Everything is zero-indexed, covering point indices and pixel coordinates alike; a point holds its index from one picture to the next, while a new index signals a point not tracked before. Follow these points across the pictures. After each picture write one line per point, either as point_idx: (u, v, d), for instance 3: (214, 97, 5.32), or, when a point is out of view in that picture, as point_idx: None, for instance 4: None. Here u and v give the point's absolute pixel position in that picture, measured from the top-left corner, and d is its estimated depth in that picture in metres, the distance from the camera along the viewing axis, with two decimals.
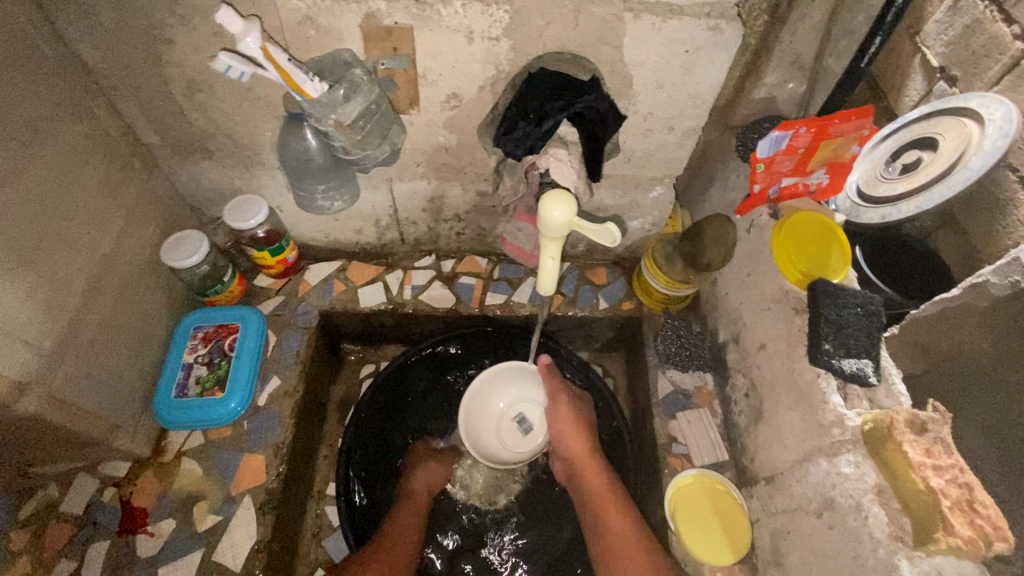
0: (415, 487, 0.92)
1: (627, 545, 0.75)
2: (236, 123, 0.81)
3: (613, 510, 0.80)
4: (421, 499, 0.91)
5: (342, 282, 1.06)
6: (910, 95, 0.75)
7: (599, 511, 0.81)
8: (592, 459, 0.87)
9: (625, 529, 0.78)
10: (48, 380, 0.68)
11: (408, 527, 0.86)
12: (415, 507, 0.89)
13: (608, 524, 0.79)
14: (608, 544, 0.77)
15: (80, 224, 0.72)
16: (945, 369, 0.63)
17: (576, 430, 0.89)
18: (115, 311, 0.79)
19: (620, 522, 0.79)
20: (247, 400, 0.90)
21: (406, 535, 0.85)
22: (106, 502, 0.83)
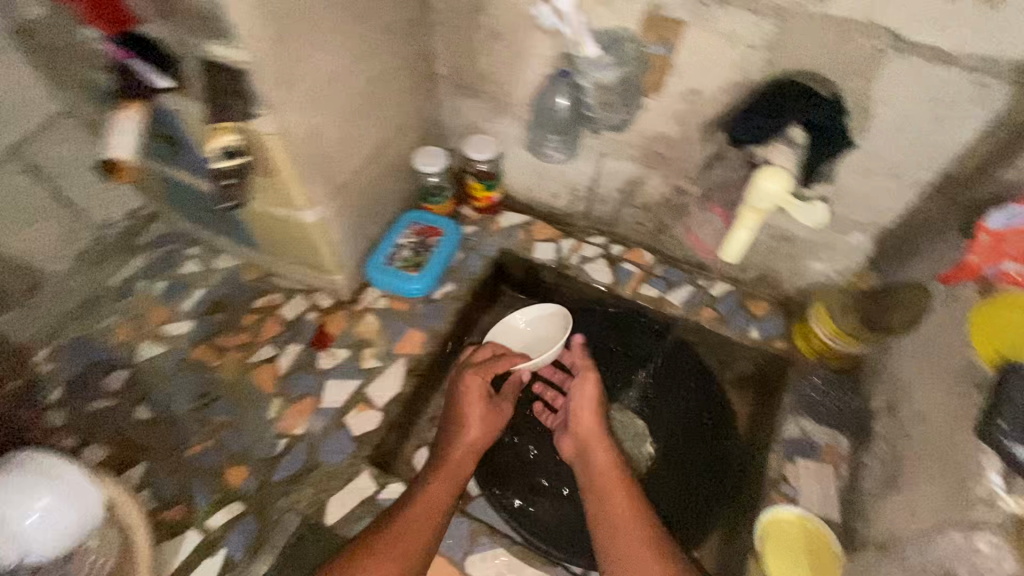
0: (455, 448, 0.89)
1: (639, 545, 0.76)
2: (506, 73, 1.00)
3: (618, 486, 0.84)
4: (463, 463, 0.88)
5: (525, 233, 1.21)
6: None
7: (602, 485, 0.84)
8: (602, 441, 0.90)
9: (632, 521, 0.79)
10: (331, 206, 0.94)
11: (441, 495, 0.82)
12: (448, 474, 0.85)
13: (619, 515, 0.80)
14: (611, 529, 0.79)
15: (381, 109, 0.96)
16: None
17: (597, 415, 0.93)
18: (373, 183, 1.03)
19: (622, 496, 0.82)
20: (426, 289, 1.10)
21: (438, 501, 0.81)
22: (308, 320, 1.08)
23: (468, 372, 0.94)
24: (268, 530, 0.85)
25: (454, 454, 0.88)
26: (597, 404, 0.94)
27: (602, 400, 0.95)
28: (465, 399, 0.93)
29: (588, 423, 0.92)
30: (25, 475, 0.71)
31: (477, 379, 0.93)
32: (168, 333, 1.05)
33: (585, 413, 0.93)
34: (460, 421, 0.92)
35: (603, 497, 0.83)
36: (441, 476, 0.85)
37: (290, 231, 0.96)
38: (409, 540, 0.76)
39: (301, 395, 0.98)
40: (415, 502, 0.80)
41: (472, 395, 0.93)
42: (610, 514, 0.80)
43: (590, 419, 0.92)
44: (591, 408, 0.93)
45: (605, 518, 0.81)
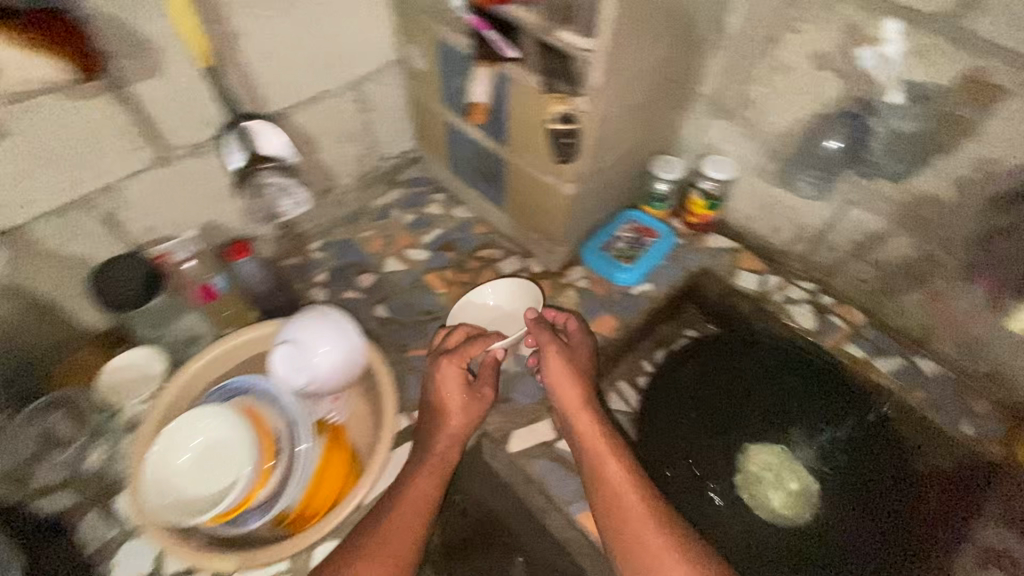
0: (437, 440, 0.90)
1: (634, 514, 0.79)
2: (776, 105, 1.04)
3: (609, 455, 0.86)
4: (452, 449, 0.91)
5: (731, 258, 1.24)
6: None
7: (595, 454, 0.86)
8: (586, 402, 0.91)
9: (632, 497, 0.81)
10: (585, 185, 1.03)
11: (426, 490, 0.86)
12: (437, 467, 0.89)
13: (619, 490, 0.82)
14: (606, 494, 0.83)
15: (651, 113, 1.05)
16: None
17: (569, 379, 0.92)
18: (618, 177, 1.12)
19: (616, 465, 0.84)
20: (633, 281, 1.18)
21: (425, 493, 0.86)
22: (518, 279, 1.20)
23: (442, 360, 0.94)
24: None
25: (434, 447, 0.90)
26: (568, 363, 0.93)
27: (566, 358, 0.93)
28: (443, 388, 0.93)
29: (565, 392, 0.91)
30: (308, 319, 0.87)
31: (452, 367, 0.93)
32: (408, 256, 1.26)
33: (557, 382, 0.92)
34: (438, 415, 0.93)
35: (600, 470, 0.85)
36: (433, 463, 0.89)
37: (542, 198, 1.07)
38: (405, 525, 0.82)
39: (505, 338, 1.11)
40: (407, 489, 0.85)
41: (445, 386, 0.93)
42: (605, 485, 0.83)
43: (566, 389, 0.91)
44: (561, 368, 0.92)
45: (601, 487, 0.83)
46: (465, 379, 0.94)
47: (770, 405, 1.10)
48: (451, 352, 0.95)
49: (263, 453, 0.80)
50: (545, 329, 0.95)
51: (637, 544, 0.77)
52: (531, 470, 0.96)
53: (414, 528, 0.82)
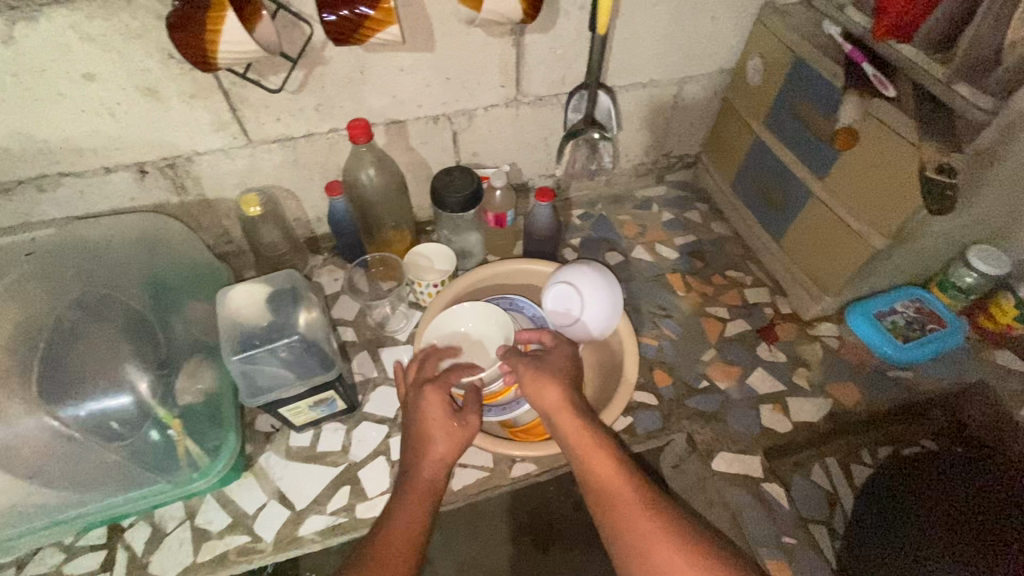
0: (421, 466, 0.79)
1: (630, 510, 0.69)
2: None
3: (594, 453, 0.76)
4: (438, 479, 0.79)
5: (1022, 385, 1.07)
6: None
7: (580, 460, 0.77)
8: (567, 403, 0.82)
9: (622, 496, 0.71)
10: (896, 246, 0.96)
11: (416, 513, 0.74)
12: (422, 492, 0.77)
13: (613, 493, 0.72)
14: (599, 496, 0.73)
15: (1004, 198, 0.95)
16: None
17: (546, 388, 0.83)
18: (928, 251, 1.03)
19: (601, 460, 0.75)
20: (901, 361, 1.08)
21: (419, 516, 0.74)
22: (763, 312, 1.17)
23: (424, 388, 0.84)
24: (669, 433, 1.01)
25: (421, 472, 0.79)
26: (541, 375, 0.84)
27: (536, 366, 0.85)
28: (425, 415, 0.82)
29: (545, 402, 0.83)
30: (475, 308, 1.01)
31: (436, 396, 0.83)
32: (657, 250, 1.30)
33: (539, 398, 0.83)
34: (414, 440, 0.81)
35: (588, 476, 0.75)
36: (419, 487, 0.77)
37: (839, 241, 1.01)
38: (399, 545, 0.70)
39: (734, 361, 1.10)
40: (395, 506, 0.75)
41: (429, 411, 0.82)
42: (596, 490, 0.74)
43: (547, 400, 0.83)
44: (533, 378, 0.84)
45: (594, 490, 0.74)
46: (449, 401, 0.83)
47: None
48: (437, 378, 0.86)
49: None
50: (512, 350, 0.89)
51: (643, 549, 0.67)
52: (730, 494, 0.96)
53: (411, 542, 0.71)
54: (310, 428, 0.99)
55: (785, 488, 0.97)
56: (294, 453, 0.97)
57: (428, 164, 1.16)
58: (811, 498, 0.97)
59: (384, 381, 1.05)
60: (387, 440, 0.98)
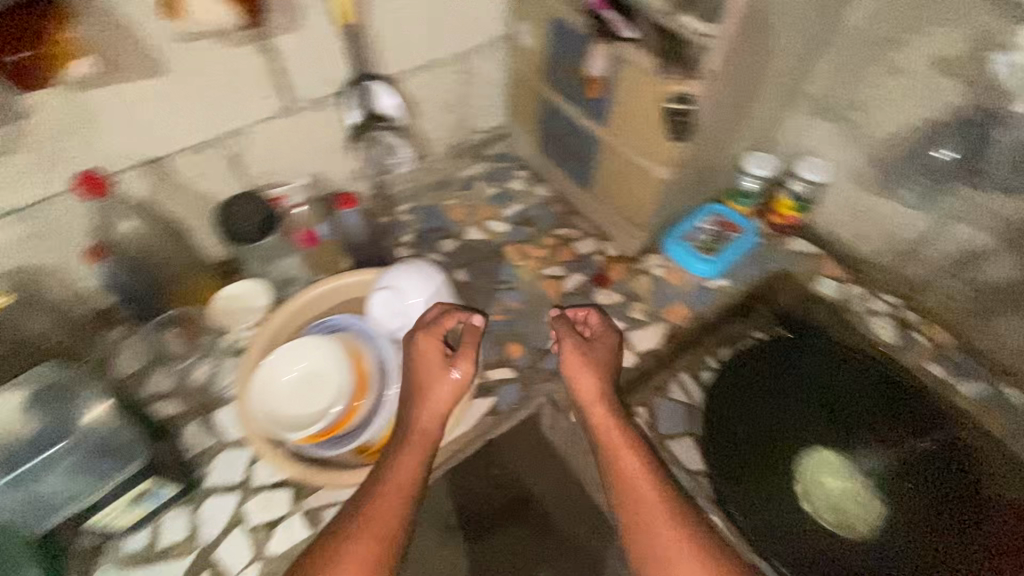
0: (416, 416, 0.81)
1: (659, 519, 0.78)
2: (888, 109, 1.01)
3: (627, 454, 0.83)
4: (434, 434, 0.81)
5: (814, 263, 1.21)
6: None
7: (613, 454, 0.84)
8: (605, 397, 0.88)
9: (652, 499, 0.80)
10: (678, 172, 1.04)
11: (408, 475, 0.77)
12: (418, 446, 0.79)
13: (647, 497, 0.80)
14: (621, 485, 0.82)
15: (754, 108, 1.05)
16: None
17: (586, 376, 0.89)
18: (709, 168, 1.13)
19: (633, 467, 0.82)
20: (710, 274, 1.19)
21: (408, 477, 0.77)
22: (596, 260, 1.24)
23: (417, 335, 0.84)
24: (531, 402, 1.04)
25: (418, 423, 0.81)
26: (591, 367, 0.89)
27: (584, 351, 0.91)
28: (420, 369, 0.83)
29: (587, 389, 0.89)
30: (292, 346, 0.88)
31: (431, 342, 0.84)
32: (489, 227, 1.30)
33: (575, 377, 0.89)
34: (412, 395, 0.82)
35: (619, 469, 0.83)
36: (416, 442, 0.80)
37: (634, 177, 1.09)
38: (391, 505, 0.74)
39: None
40: (389, 466, 0.78)
41: (422, 362, 0.83)
42: (622, 478, 0.82)
43: (588, 387, 0.89)
44: (577, 364, 0.90)
45: (617, 478, 0.82)
46: (447, 350, 0.84)
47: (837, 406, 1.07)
48: (426, 324, 0.85)
49: (356, 390, 0.87)
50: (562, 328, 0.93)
51: (661, 557, 0.77)
52: None
53: (403, 505, 0.75)
54: (145, 525, 0.87)
55: (650, 415, 1.07)
56: (131, 559, 0.85)
57: (214, 199, 1.04)
58: (674, 417, 1.06)
59: (223, 445, 0.95)
60: (240, 507, 0.89)
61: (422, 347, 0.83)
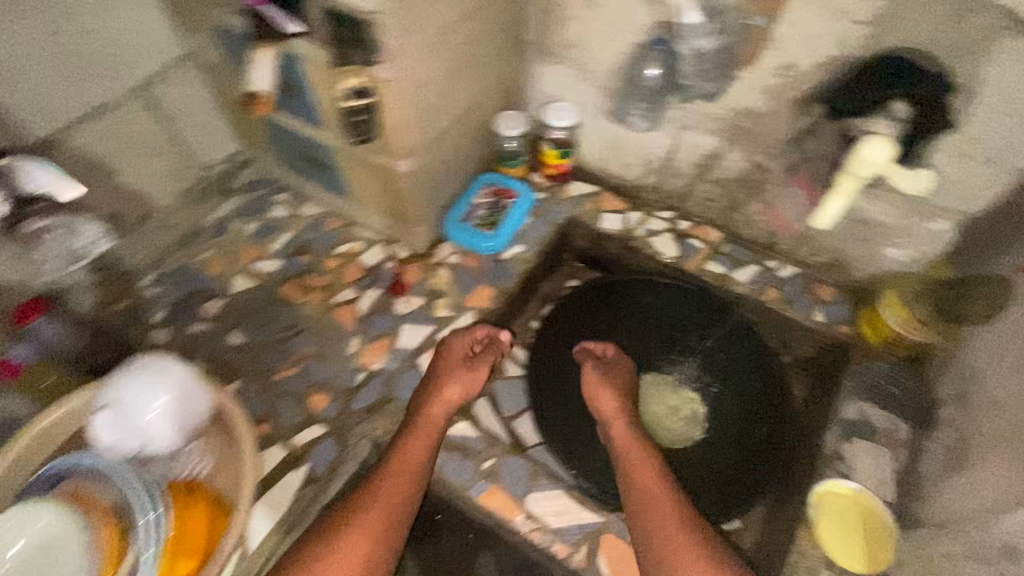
0: (432, 407, 0.90)
1: (671, 526, 0.78)
2: (598, 39, 1.02)
3: (653, 466, 0.85)
4: (439, 421, 0.89)
5: (594, 203, 1.24)
6: None
7: (635, 461, 0.87)
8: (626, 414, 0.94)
9: (669, 506, 0.80)
10: (418, 157, 0.96)
11: (416, 456, 0.84)
12: (427, 429, 0.87)
13: (664, 506, 0.80)
14: (635, 487, 0.84)
15: (475, 69, 1.00)
16: None
17: (608, 391, 0.96)
18: (458, 141, 1.07)
19: (658, 481, 0.83)
20: (499, 248, 1.14)
21: (416, 457, 0.84)
22: (386, 268, 1.14)
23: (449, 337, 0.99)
24: (348, 452, 0.92)
25: (431, 414, 0.89)
26: (613, 391, 0.96)
27: (602, 371, 0.99)
28: (444, 357, 0.97)
29: (607, 405, 0.95)
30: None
31: (458, 340, 0.98)
32: (258, 269, 1.14)
33: (597, 395, 0.97)
34: (433, 389, 0.92)
35: (641, 479, 0.84)
36: (424, 427, 0.88)
37: (382, 174, 1.00)
38: (394, 486, 0.81)
39: (378, 335, 1.05)
40: (402, 446, 0.85)
41: (450, 353, 0.97)
42: (638, 483, 0.84)
43: (608, 403, 0.95)
44: (595, 377, 0.98)
45: (630, 475, 0.85)
46: (467, 356, 0.98)
47: (644, 328, 1.15)
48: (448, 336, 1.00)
49: (105, 565, 0.69)
50: (582, 356, 1.05)
51: (673, 552, 0.76)
52: None
53: (401, 501, 0.81)
54: None
55: (491, 401, 1.04)
56: None
57: None
58: (514, 394, 1.06)
59: None
60: None
61: (456, 358, 0.96)
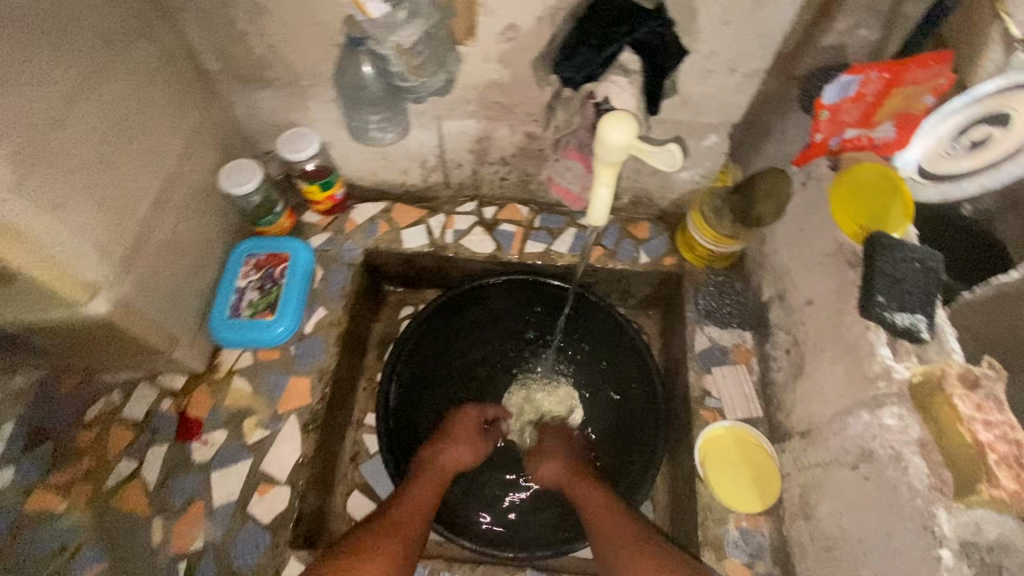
0: (440, 457, 0.87)
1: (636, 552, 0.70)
2: (292, 49, 0.81)
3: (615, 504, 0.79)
4: (448, 473, 0.86)
5: (386, 223, 1.06)
6: (980, 61, 0.69)
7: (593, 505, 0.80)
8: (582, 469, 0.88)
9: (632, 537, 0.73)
10: (121, 285, 0.71)
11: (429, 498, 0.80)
12: (437, 480, 0.84)
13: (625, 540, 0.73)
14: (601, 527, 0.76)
15: (147, 142, 0.75)
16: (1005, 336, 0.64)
17: (564, 456, 0.91)
18: (177, 230, 0.82)
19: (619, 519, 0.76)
20: (294, 326, 0.93)
21: (428, 497, 0.80)
22: (164, 410, 0.88)
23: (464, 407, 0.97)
24: None
25: (440, 461, 0.86)
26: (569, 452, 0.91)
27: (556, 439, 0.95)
28: (454, 422, 0.93)
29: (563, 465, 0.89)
30: None
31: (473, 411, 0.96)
32: None
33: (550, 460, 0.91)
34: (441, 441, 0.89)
35: (603, 522, 0.77)
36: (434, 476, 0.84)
37: (72, 330, 0.72)
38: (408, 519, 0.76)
39: (186, 501, 0.82)
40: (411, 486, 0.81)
41: (461, 420, 0.94)
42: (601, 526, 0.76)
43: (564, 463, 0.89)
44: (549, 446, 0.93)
45: (597, 522, 0.77)
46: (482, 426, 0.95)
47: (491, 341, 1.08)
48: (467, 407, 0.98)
49: None
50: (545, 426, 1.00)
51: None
52: None
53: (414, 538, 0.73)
54: None
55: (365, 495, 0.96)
56: None
57: None
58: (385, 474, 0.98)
59: None
60: None
61: (473, 421, 0.94)
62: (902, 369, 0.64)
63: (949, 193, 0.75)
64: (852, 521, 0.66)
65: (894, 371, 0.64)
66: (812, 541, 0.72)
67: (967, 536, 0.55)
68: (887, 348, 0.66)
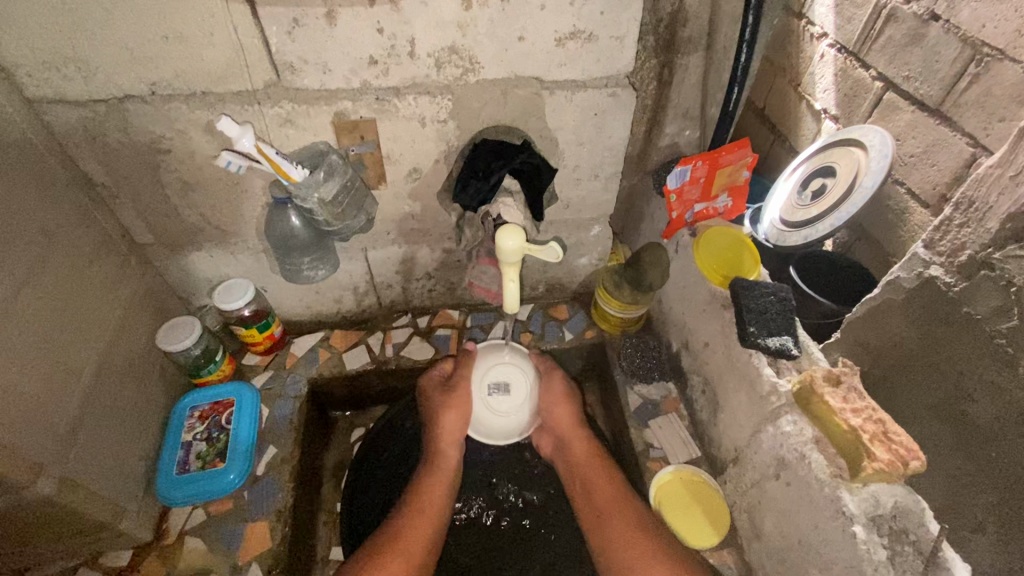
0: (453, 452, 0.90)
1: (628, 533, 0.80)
2: (223, 214, 0.91)
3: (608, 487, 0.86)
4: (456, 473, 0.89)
5: (326, 350, 1.12)
6: (806, 131, 1.07)
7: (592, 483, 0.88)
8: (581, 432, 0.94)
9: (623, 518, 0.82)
10: (63, 461, 0.71)
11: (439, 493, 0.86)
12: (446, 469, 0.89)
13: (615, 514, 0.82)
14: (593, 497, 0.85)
15: (88, 318, 0.79)
16: (885, 356, 0.79)
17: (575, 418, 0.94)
18: (118, 396, 0.84)
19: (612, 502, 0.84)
20: (246, 471, 0.93)
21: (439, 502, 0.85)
22: None
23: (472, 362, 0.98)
24: None
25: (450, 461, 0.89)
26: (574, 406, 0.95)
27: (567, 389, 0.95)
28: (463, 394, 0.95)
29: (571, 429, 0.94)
30: None
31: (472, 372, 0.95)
32: None
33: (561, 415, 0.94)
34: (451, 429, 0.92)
35: (595, 498, 0.85)
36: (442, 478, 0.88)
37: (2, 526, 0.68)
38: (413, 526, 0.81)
39: None
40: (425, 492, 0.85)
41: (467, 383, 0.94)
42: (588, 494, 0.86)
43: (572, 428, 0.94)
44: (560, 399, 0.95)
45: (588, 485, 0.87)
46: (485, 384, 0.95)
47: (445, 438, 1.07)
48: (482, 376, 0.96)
49: None
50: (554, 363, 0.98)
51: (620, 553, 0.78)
52: None
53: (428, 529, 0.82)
54: None
55: None
56: None
57: None
58: None
59: None
60: None
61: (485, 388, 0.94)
62: (782, 382, 0.77)
63: (809, 235, 0.84)
64: (791, 528, 0.74)
65: (779, 384, 0.77)
66: (768, 558, 0.79)
67: (870, 510, 0.65)
68: (770, 370, 0.79)
